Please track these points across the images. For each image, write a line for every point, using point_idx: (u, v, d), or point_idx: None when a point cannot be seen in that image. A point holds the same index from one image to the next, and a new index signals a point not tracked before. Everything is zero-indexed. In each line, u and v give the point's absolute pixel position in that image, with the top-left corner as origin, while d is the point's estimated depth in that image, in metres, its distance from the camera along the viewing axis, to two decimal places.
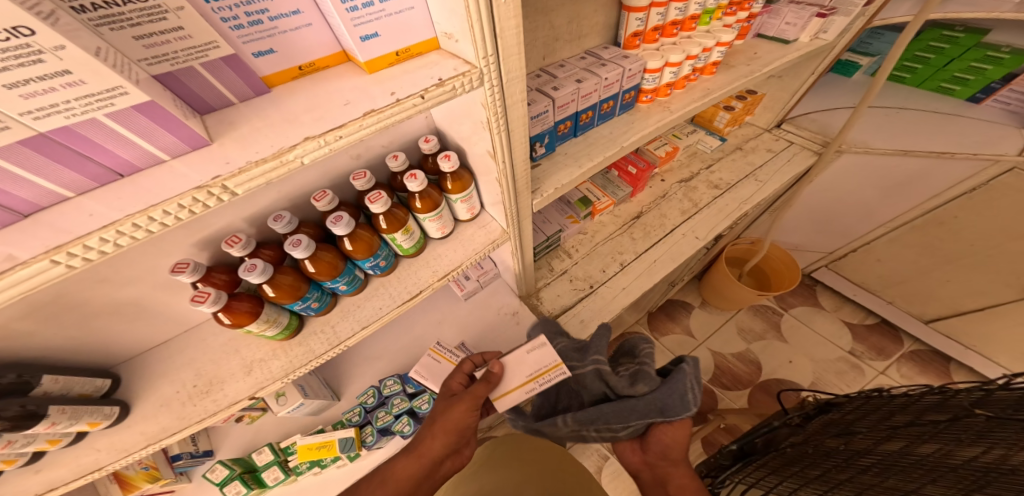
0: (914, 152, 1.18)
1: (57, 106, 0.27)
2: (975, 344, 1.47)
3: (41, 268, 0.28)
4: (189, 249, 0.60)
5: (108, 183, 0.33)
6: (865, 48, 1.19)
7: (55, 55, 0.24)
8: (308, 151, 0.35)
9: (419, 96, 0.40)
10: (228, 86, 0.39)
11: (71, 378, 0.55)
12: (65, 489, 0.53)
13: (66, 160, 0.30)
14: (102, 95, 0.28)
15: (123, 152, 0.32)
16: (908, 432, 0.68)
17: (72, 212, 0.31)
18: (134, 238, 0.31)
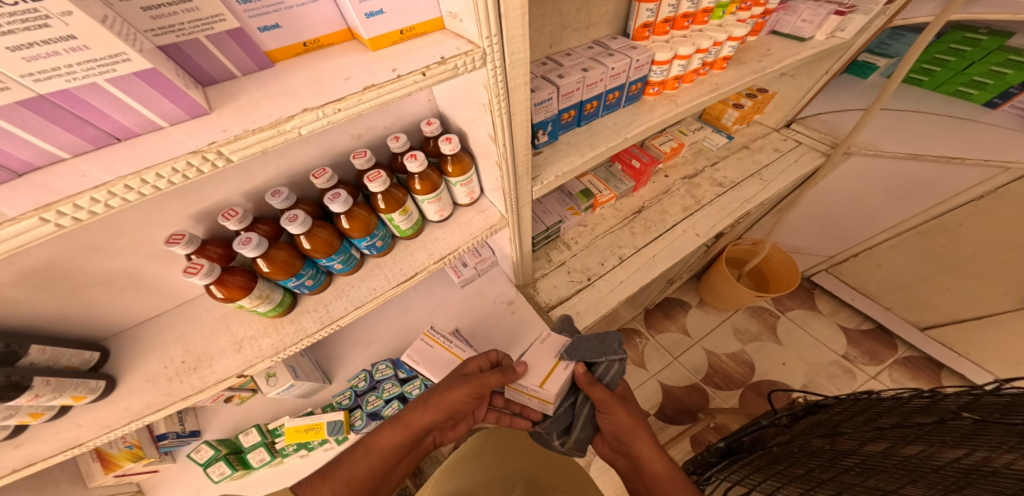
0: (925, 156, 1.18)
1: (60, 69, 0.27)
2: (968, 353, 1.47)
3: (30, 225, 0.28)
4: (185, 222, 0.60)
5: (105, 146, 0.33)
6: (885, 49, 1.14)
7: (62, 20, 0.24)
8: (306, 122, 0.35)
9: (420, 73, 0.39)
10: (231, 58, 0.38)
11: (58, 350, 0.56)
12: (44, 464, 0.54)
13: (64, 122, 0.30)
14: (106, 61, 0.28)
15: (121, 116, 0.32)
16: (893, 434, 0.68)
17: (67, 173, 0.31)
18: (125, 200, 0.31)
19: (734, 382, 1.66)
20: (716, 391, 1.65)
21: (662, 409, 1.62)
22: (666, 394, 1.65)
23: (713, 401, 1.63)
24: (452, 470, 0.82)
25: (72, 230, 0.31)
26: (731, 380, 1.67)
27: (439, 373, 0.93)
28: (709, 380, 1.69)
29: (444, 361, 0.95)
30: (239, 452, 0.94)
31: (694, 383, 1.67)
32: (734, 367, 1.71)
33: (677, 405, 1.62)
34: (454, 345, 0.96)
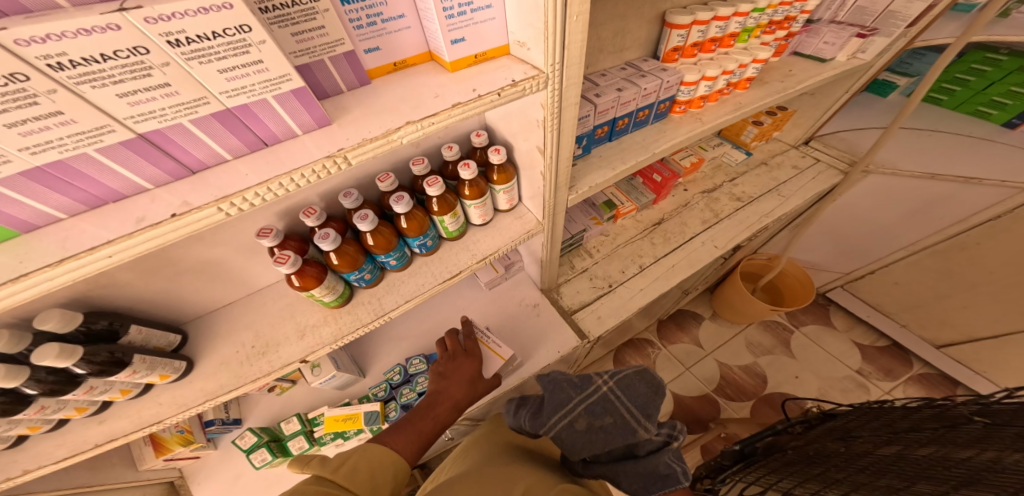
0: (942, 176, 1.21)
1: (246, 88, 0.34)
2: (985, 370, 1.48)
3: (210, 213, 0.35)
4: (271, 218, 0.67)
5: (257, 150, 0.40)
6: (906, 68, 1.20)
7: (258, 47, 0.32)
8: (408, 133, 0.42)
9: (496, 94, 0.46)
10: (342, 76, 0.45)
11: (150, 331, 0.65)
12: (126, 438, 0.61)
13: (234, 127, 0.37)
14: (276, 81, 0.35)
15: (273, 125, 0.39)
16: (907, 438, 0.72)
17: (232, 172, 0.38)
18: (276, 195, 0.38)
19: (746, 393, 1.68)
20: (728, 402, 1.67)
21: (675, 418, 1.64)
22: (678, 403, 1.67)
23: (725, 411, 1.64)
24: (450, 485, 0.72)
25: (232, 219, 0.38)
26: (743, 391, 1.69)
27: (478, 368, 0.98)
28: (721, 391, 1.71)
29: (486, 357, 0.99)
30: (280, 440, 0.99)
31: (706, 394, 1.69)
32: (747, 379, 1.73)
33: (688, 415, 1.64)
34: (491, 340, 1.01)
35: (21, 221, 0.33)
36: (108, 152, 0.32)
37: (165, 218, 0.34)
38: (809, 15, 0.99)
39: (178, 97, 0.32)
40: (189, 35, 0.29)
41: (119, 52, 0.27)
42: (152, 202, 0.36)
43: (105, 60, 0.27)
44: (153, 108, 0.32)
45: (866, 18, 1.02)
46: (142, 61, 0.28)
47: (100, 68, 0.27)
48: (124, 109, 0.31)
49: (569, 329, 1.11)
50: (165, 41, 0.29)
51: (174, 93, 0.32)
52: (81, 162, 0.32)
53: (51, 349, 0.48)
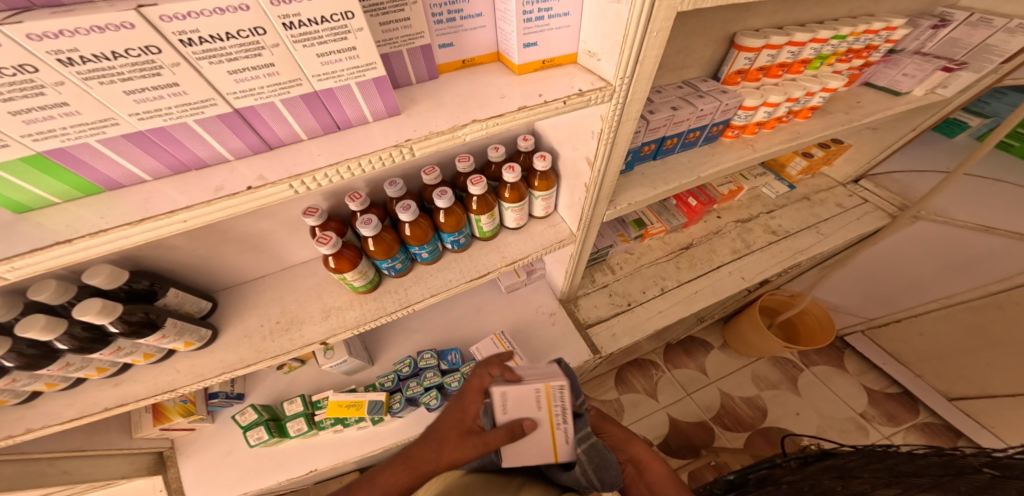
0: (997, 230, 1.16)
1: (336, 72, 0.35)
2: (994, 425, 1.36)
3: (282, 189, 0.36)
4: (316, 198, 0.68)
5: (330, 133, 0.41)
6: (981, 108, 1.12)
7: (355, 34, 0.33)
8: (473, 131, 0.42)
9: (562, 101, 0.46)
10: (414, 68, 0.46)
11: (186, 296, 0.67)
12: (135, 405, 0.62)
13: (315, 109, 0.38)
14: (362, 69, 0.36)
15: (349, 109, 0.39)
16: (907, 482, 0.58)
17: (305, 152, 0.39)
18: (344, 178, 0.39)
19: (744, 425, 1.57)
20: (723, 431, 1.56)
21: (667, 441, 1.54)
22: (673, 427, 1.57)
23: (719, 439, 1.54)
24: None
25: (299, 196, 0.39)
26: (741, 423, 1.58)
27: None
28: (717, 419, 1.60)
29: None
30: (278, 420, 0.97)
31: (703, 421, 1.58)
32: (746, 409, 1.61)
33: (682, 439, 1.54)
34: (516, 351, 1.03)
35: (108, 179, 0.35)
36: (203, 123, 0.33)
37: (240, 190, 0.35)
38: (891, 46, 0.97)
39: (276, 78, 0.33)
40: (302, 19, 0.30)
41: (241, 32, 0.28)
42: (231, 173, 0.37)
43: (227, 39, 0.28)
44: (254, 86, 0.33)
45: (958, 51, 0.99)
46: (257, 41, 0.29)
47: (221, 46, 0.29)
48: (229, 85, 0.32)
49: (583, 342, 1.09)
50: (281, 23, 0.29)
51: (274, 74, 0.33)
52: (178, 130, 0.33)
53: (93, 304, 0.50)
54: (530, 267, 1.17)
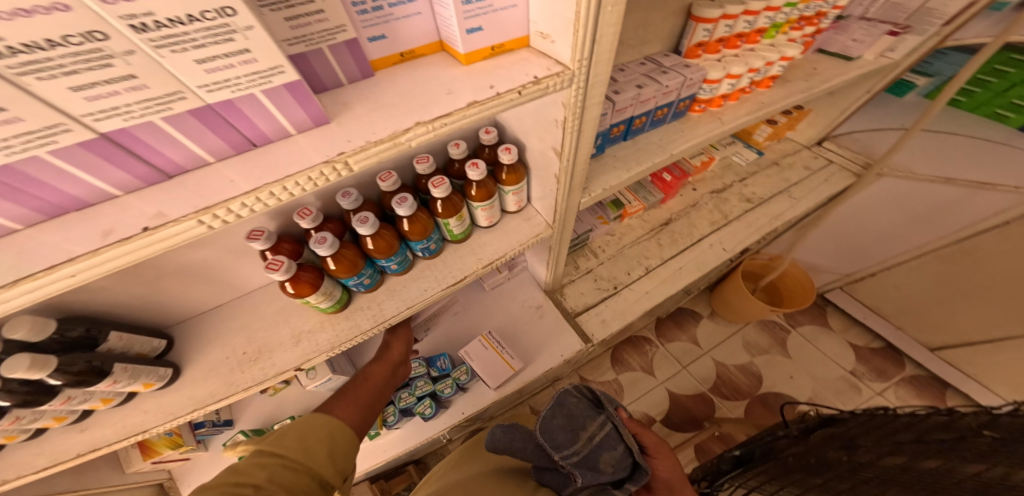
0: (997, 186, 1.11)
1: (229, 81, 0.29)
2: (976, 372, 1.41)
3: (189, 226, 0.31)
4: (262, 219, 0.62)
5: (244, 152, 0.35)
6: (926, 68, 1.10)
7: (243, 34, 0.27)
8: (418, 135, 0.37)
9: (516, 92, 0.41)
10: (342, 66, 0.40)
11: (133, 337, 0.60)
12: (109, 448, 0.57)
13: (214, 126, 0.32)
14: (265, 74, 0.30)
15: (261, 123, 0.34)
16: (912, 449, 0.59)
17: (214, 177, 0.33)
18: (267, 206, 0.33)
19: (741, 393, 1.59)
20: (723, 401, 1.58)
21: (670, 417, 1.55)
22: (673, 402, 1.58)
23: (720, 410, 1.56)
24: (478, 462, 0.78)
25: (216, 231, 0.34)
26: (739, 391, 1.60)
27: (487, 372, 0.99)
28: (716, 389, 1.61)
29: (495, 364, 1.00)
30: None
31: (702, 393, 1.60)
32: (742, 379, 1.63)
33: (684, 413, 1.55)
34: (505, 350, 1.01)
35: None
36: (65, 156, 0.27)
37: (136, 233, 0.29)
38: (838, 12, 0.97)
39: (146, 92, 0.27)
40: (160, 19, 0.24)
41: (71, 38, 0.22)
42: (122, 211, 0.31)
43: (53, 48, 0.22)
44: (117, 104, 0.26)
45: (900, 15, 1.00)
46: (101, 49, 0.23)
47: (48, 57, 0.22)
48: (80, 105, 0.25)
49: (572, 332, 1.07)
50: (128, 25, 0.23)
51: (142, 87, 0.26)
52: (33, 167, 0.27)
53: (20, 360, 0.43)
54: (511, 262, 1.12)
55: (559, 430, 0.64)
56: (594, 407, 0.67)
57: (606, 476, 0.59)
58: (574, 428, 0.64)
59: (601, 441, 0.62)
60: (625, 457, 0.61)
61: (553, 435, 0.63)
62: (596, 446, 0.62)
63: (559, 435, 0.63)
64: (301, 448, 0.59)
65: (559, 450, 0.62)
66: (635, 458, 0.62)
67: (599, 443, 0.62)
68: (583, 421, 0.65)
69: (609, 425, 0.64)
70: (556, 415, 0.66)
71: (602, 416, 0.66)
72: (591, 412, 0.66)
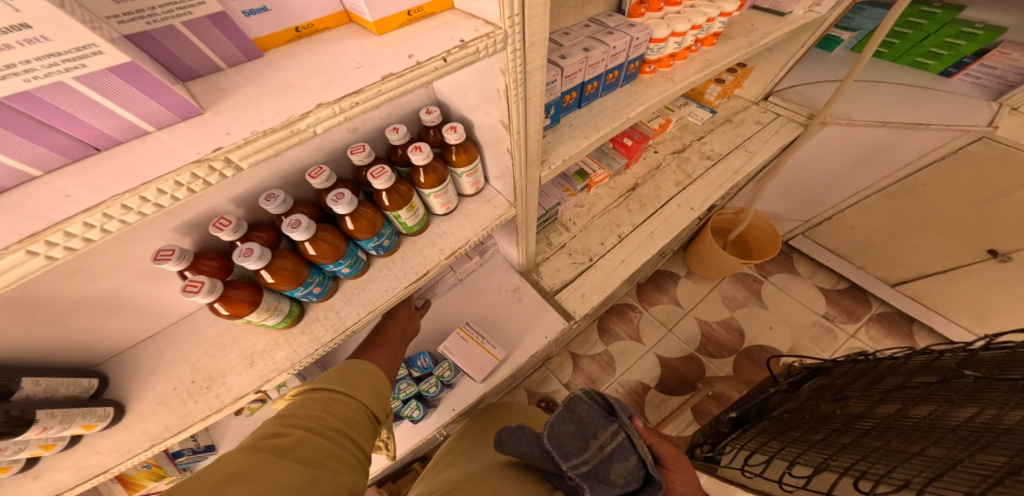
0: (930, 126, 1.11)
1: (14, 67, 0.20)
2: (935, 305, 1.50)
3: (17, 261, 0.23)
4: (170, 235, 0.54)
5: (83, 158, 0.28)
6: (848, 23, 1.23)
7: (9, 4, 0.18)
8: (322, 119, 0.31)
9: (441, 59, 0.36)
10: (215, 49, 0.32)
11: (51, 380, 0.48)
12: (72, 493, 0.49)
13: (24, 131, 0.24)
14: (74, 57, 0.22)
15: (97, 121, 0.26)
16: (901, 395, 0.61)
17: (45, 194, 0.25)
18: (126, 222, 0.26)
19: (727, 349, 1.64)
20: (712, 360, 1.62)
21: (663, 381, 1.58)
22: (664, 366, 1.61)
23: (709, 369, 1.60)
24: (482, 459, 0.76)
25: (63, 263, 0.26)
26: (724, 348, 1.65)
27: (469, 365, 0.92)
28: (703, 349, 1.66)
29: (478, 356, 0.93)
30: None
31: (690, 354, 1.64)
32: (725, 334, 1.68)
33: (676, 376, 1.59)
34: (486, 341, 0.95)
35: None
36: None
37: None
38: None
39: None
40: None
41: None
42: None
43: None
44: None
45: None
46: None
47: None
48: None
49: (554, 311, 1.02)
50: None
51: None
52: None
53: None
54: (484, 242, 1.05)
55: (569, 434, 0.61)
56: (606, 414, 0.65)
57: (617, 489, 0.56)
58: (586, 435, 0.61)
59: (613, 452, 0.60)
60: (638, 468, 0.59)
61: (563, 441, 0.60)
62: (607, 459, 0.59)
63: (571, 443, 0.60)
64: (347, 382, 0.59)
65: (570, 458, 0.59)
66: (648, 471, 0.60)
67: (611, 454, 0.60)
68: (594, 428, 0.62)
69: (622, 436, 0.62)
70: (566, 419, 0.63)
71: (616, 424, 0.63)
72: (604, 419, 0.63)
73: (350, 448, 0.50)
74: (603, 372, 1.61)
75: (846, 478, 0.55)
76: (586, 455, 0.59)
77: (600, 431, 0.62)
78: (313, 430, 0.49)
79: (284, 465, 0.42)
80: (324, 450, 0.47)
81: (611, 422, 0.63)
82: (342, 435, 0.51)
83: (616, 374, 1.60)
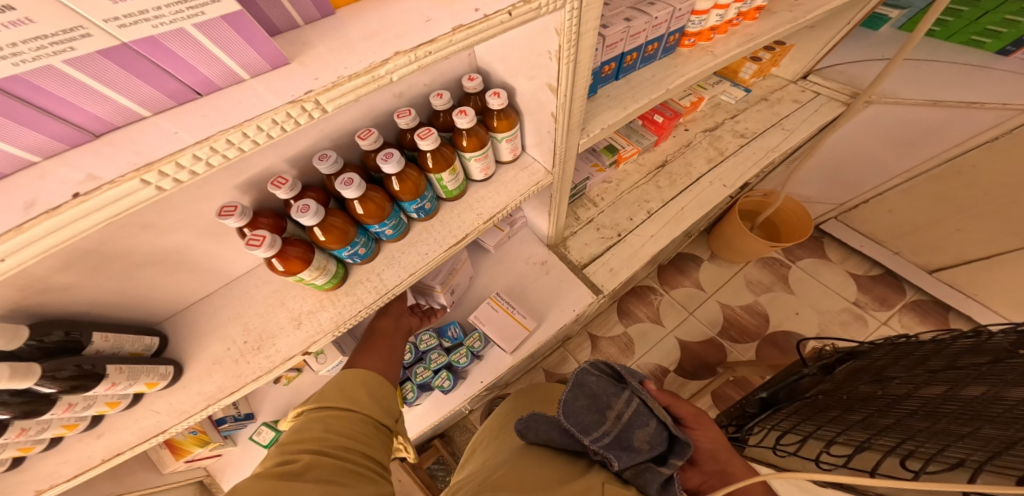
0: (985, 105, 1.08)
1: (148, 12, 0.22)
2: (976, 293, 1.44)
3: (133, 188, 0.25)
4: (231, 194, 0.57)
5: (186, 102, 0.29)
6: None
7: None
8: (398, 67, 0.33)
9: (507, 12, 0.36)
10: (296, 5, 0.33)
11: (120, 337, 0.51)
12: (132, 452, 0.52)
13: (145, 74, 0.25)
14: (197, 4, 0.23)
15: (204, 67, 0.28)
16: (947, 376, 0.61)
17: (154, 132, 0.27)
18: (225, 158, 0.28)
19: (750, 334, 1.63)
20: (734, 345, 1.62)
21: (684, 365, 1.59)
22: (684, 350, 1.62)
23: (732, 355, 1.60)
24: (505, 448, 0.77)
25: (165, 195, 0.29)
26: (747, 333, 1.64)
27: (501, 336, 0.94)
28: (725, 333, 1.65)
29: (508, 325, 0.95)
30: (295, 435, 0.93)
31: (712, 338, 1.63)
32: (749, 319, 1.67)
33: (697, 361, 1.59)
34: (516, 310, 0.96)
35: None
36: None
37: (63, 203, 0.24)
38: None
39: (30, 28, 0.19)
40: None
41: None
42: (43, 179, 0.25)
43: None
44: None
45: None
46: None
47: None
48: None
49: (582, 284, 1.03)
50: None
51: (27, 21, 0.19)
52: None
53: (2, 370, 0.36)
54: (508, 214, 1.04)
55: (584, 413, 0.62)
56: (615, 383, 0.67)
57: (643, 454, 0.58)
58: (601, 409, 0.63)
59: (632, 419, 0.62)
60: (659, 430, 0.62)
61: (579, 420, 0.62)
62: (632, 428, 0.61)
63: (589, 418, 0.61)
64: (342, 396, 0.60)
65: (590, 433, 0.60)
66: (670, 431, 0.63)
67: (631, 422, 0.61)
68: (606, 399, 0.64)
69: (636, 401, 0.64)
70: (580, 398, 0.64)
71: (628, 391, 0.65)
72: (615, 389, 0.66)
73: (358, 459, 0.52)
74: (622, 354, 1.62)
75: (892, 458, 0.55)
76: (607, 428, 0.60)
77: (616, 399, 0.64)
78: (318, 450, 0.51)
79: (298, 485, 0.44)
80: (334, 466, 0.49)
81: (622, 390, 0.65)
82: (351, 447, 0.54)
83: (635, 357, 1.61)
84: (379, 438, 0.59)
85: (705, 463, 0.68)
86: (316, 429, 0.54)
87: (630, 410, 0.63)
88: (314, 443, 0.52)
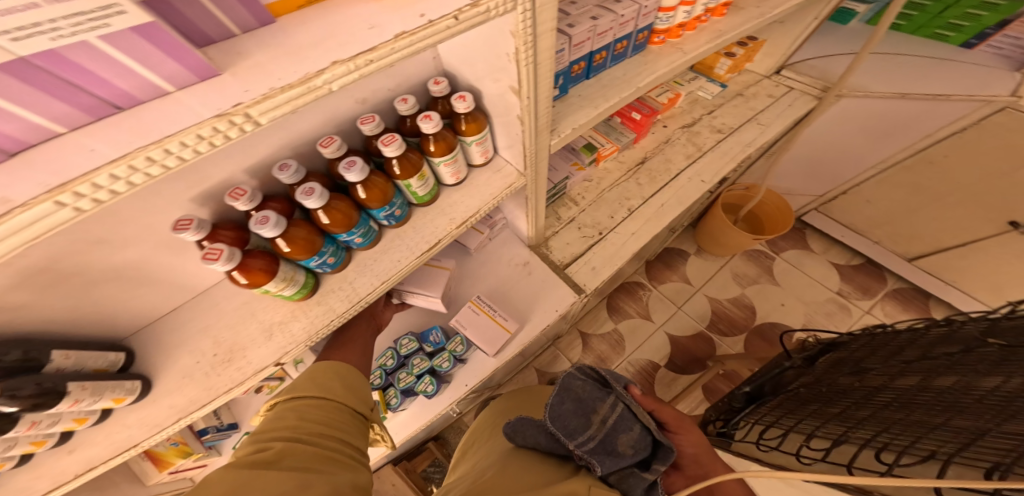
0: (952, 97, 1.08)
1: (42, 25, 0.20)
2: (955, 280, 1.47)
3: (47, 210, 0.24)
4: (188, 206, 0.56)
5: (106, 117, 0.28)
6: None
7: None
8: (338, 76, 0.32)
9: (453, 17, 0.36)
10: (229, 14, 0.32)
11: (82, 354, 0.50)
12: (106, 466, 0.50)
13: (54, 90, 0.24)
14: (101, 16, 0.22)
15: (121, 80, 0.27)
16: (921, 367, 0.61)
17: (72, 150, 0.26)
18: (148, 175, 0.27)
19: (737, 326, 1.64)
20: (722, 338, 1.63)
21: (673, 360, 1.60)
22: (673, 344, 1.62)
23: (720, 348, 1.61)
24: (489, 453, 0.76)
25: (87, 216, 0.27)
26: (735, 325, 1.65)
27: (482, 339, 0.93)
28: (713, 327, 1.66)
29: (490, 328, 0.94)
30: None
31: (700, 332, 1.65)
32: (736, 312, 1.68)
33: (686, 355, 1.60)
34: (497, 313, 0.95)
35: None
36: None
37: None
38: None
39: None
40: None
41: None
42: None
43: None
44: None
45: None
46: None
47: None
48: None
49: (564, 284, 1.03)
50: None
51: None
52: None
53: None
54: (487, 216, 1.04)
55: (568, 415, 0.62)
56: (599, 386, 0.66)
57: (627, 459, 0.58)
58: (586, 412, 0.62)
59: (616, 423, 0.61)
60: (643, 436, 0.61)
61: (563, 423, 0.61)
62: (616, 432, 0.60)
63: (573, 423, 0.61)
64: (320, 388, 0.60)
65: (574, 437, 0.60)
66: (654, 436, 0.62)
67: (614, 425, 0.61)
68: (591, 402, 0.64)
69: (621, 405, 0.64)
70: (564, 402, 0.64)
71: (612, 394, 0.65)
72: (599, 392, 0.65)
73: (337, 446, 0.52)
74: (611, 351, 1.62)
75: (868, 450, 0.55)
76: (592, 431, 0.60)
77: (601, 402, 0.64)
78: (296, 438, 0.50)
79: (275, 472, 0.44)
80: (313, 455, 0.48)
81: (607, 393, 0.65)
82: (330, 435, 0.53)
83: (625, 353, 1.62)
84: (358, 431, 0.58)
85: (688, 467, 0.68)
86: (293, 418, 0.54)
87: (614, 416, 0.62)
88: (289, 431, 0.51)
